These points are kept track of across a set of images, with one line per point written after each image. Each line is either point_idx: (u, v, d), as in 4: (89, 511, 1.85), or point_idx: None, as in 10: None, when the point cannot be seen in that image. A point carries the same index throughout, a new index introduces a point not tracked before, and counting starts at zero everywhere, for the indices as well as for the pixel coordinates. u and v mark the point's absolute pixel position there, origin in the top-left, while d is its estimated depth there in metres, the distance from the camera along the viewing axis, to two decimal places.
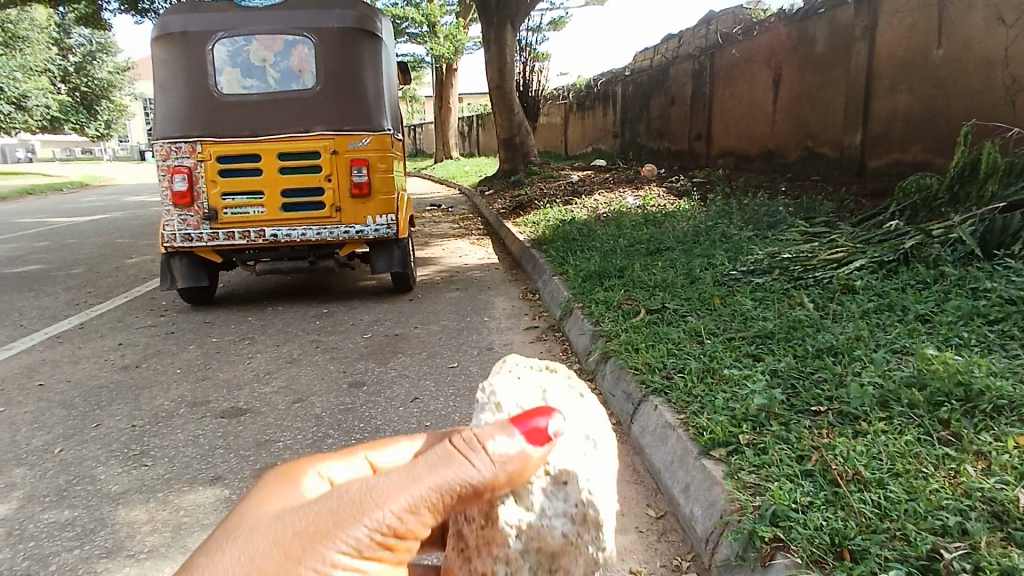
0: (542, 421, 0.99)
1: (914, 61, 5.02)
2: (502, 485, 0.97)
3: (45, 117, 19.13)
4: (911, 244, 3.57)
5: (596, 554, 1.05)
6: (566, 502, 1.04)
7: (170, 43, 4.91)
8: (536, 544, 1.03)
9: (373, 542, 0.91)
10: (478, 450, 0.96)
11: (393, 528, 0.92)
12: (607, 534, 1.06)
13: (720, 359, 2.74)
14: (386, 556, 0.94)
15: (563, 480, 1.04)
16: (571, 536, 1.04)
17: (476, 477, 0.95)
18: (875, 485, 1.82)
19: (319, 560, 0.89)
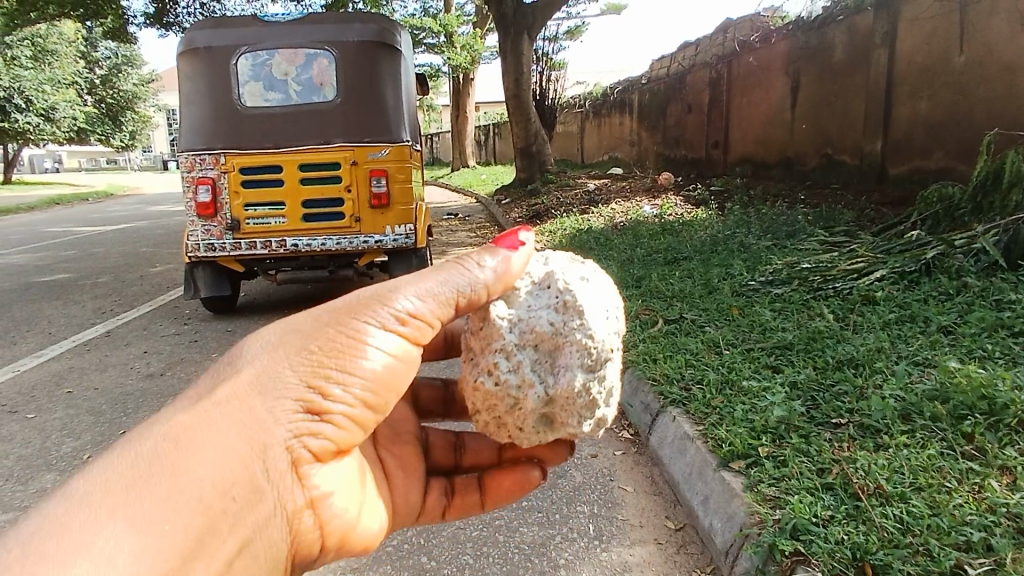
0: (518, 234, 1.27)
1: (935, 68, 4.98)
2: (494, 283, 1.21)
3: (72, 129, 19.54)
4: (933, 254, 3.54)
5: (585, 341, 1.24)
6: (550, 300, 1.27)
7: (195, 58, 5.03)
8: (531, 338, 1.25)
9: (392, 315, 1.13)
10: (471, 254, 1.22)
11: (406, 309, 1.14)
12: (595, 325, 1.25)
13: (739, 370, 2.73)
14: (404, 333, 1.13)
15: (547, 286, 1.29)
16: (558, 326, 1.24)
17: (473, 275, 1.19)
18: (897, 499, 1.80)
19: (347, 325, 1.11)
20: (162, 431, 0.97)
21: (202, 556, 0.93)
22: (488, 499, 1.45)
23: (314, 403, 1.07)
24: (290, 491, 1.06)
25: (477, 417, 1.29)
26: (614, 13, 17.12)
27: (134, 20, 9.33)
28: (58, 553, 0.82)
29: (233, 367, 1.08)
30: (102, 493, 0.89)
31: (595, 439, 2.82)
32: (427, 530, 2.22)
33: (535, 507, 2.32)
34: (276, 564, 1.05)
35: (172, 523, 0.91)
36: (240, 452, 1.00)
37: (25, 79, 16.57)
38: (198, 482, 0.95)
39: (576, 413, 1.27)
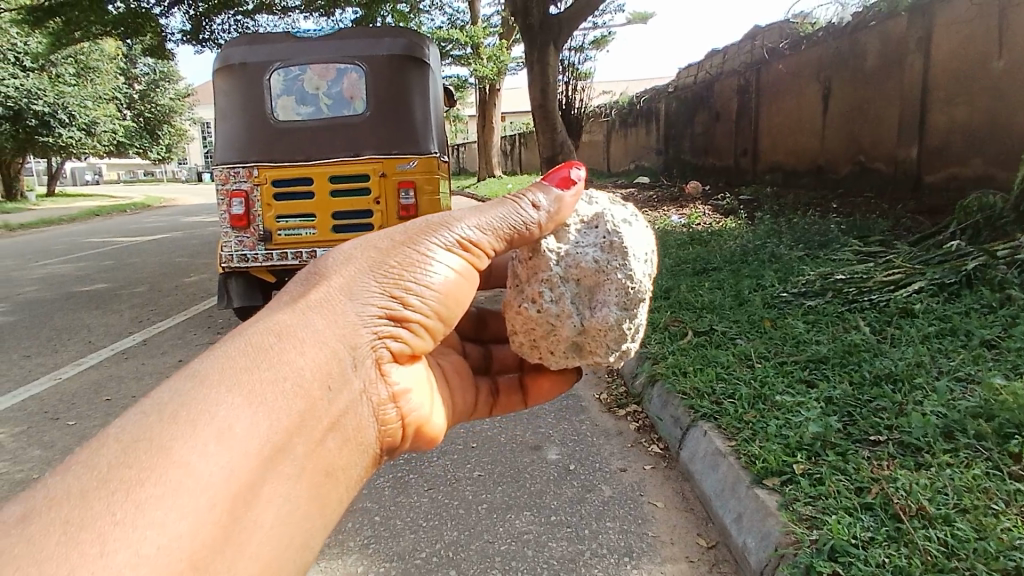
0: (569, 170, 1.35)
1: (972, 72, 4.85)
2: (546, 222, 1.29)
3: (112, 142, 20.12)
4: (974, 266, 3.44)
5: (624, 281, 1.39)
6: (597, 239, 1.42)
7: (230, 75, 5.17)
8: (575, 272, 1.39)
9: (457, 239, 1.18)
10: (526, 192, 1.29)
11: (470, 235, 1.20)
12: (634, 268, 1.40)
13: (772, 385, 2.67)
14: (465, 256, 1.19)
15: (595, 226, 1.44)
16: (603, 264, 1.39)
17: (529, 212, 1.27)
18: (941, 521, 1.74)
19: (417, 244, 1.15)
20: (262, 325, 1.00)
21: (306, 434, 0.94)
22: (530, 396, 1.56)
23: (394, 310, 1.09)
24: (378, 385, 1.07)
25: (514, 338, 1.42)
26: (641, 22, 17.03)
27: (171, 37, 9.57)
28: (185, 421, 0.86)
29: (319, 274, 1.10)
30: (217, 374, 0.92)
31: (625, 453, 2.79)
32: (456, 543, 2.22)
33: (564, 522, 2.30)
34: (369, 452, 1.06)
35: (280, 401, 0.93)
36: (334, 344, 1.02)
37: (68, 96, 17.12)
38: (299, 366, 0.97)
39: (605, 345, 1.41)
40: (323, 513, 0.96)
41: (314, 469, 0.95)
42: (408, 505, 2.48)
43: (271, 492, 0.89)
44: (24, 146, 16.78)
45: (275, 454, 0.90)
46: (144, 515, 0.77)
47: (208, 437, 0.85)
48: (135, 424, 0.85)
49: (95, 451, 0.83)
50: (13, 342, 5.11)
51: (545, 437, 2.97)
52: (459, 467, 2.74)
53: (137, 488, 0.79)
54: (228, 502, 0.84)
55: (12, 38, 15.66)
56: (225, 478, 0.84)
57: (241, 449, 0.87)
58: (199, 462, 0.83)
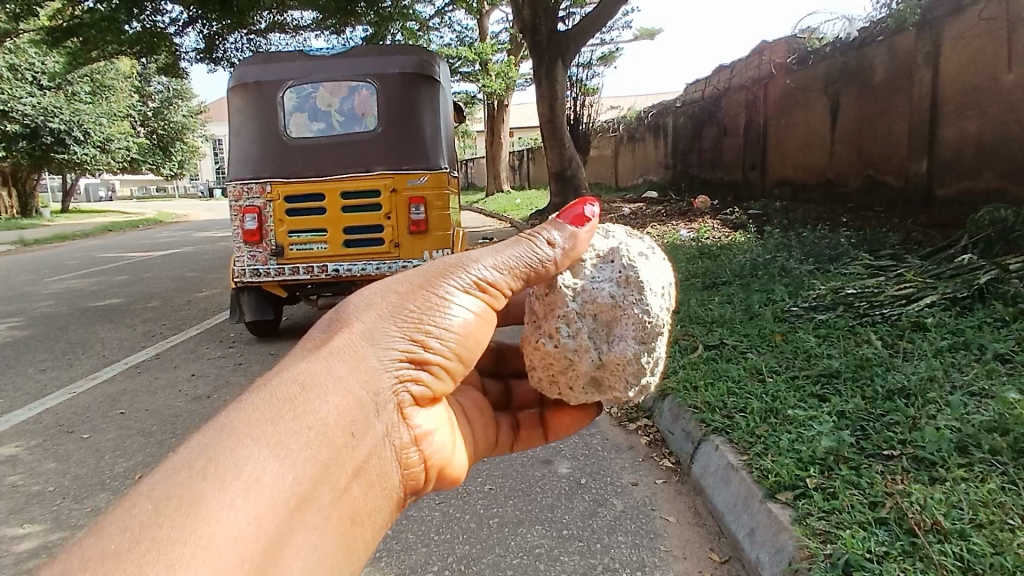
0: (583, 207, 1.36)
1: (982, 86, 4.85)
2: (563, 259, 1.31)
3: (126, 159, 20.42)
4: (987, 279, 3.43)
5: (641, 315, 1.40)
6: (613, 274, 1.43)
7: (244, 92, 5.26)
8: (592, 307, 1.41)
9: (474, 280, 1.20)
10: (541, 229, 1.31)
11: (488, 276, 1.21)
12: (651, 302, 1.41)
13: (783, 399, 2.67)
14: (484, 297, 1.21)
15: (610, 261, 1.45)
16: (619, 299, 1.41)
17: (546, 250, 1.29)
18: (957, 536, 1.73)
19: (436, 287, 1.17)
20: (286, 372, 1.02)
21: (330, 483, 0.97)
22: (550, 431, 1.58)
23: (415, 354, 1.12)
24: (400, 429, 1.10)
25: (533, 373, 1.46)
26: (648, 37, 17.19)
27: (185, 55, 9.75)
28: (214, 476, 0.87)
29: (340, 317, 1.12)
30: (243, 425, 0.94)
31: (635, 467, 2.79)
32: (468, 557, 2.22)
33: (575, 536, 2.30)
34: (392, 495, 1.09)
35: (306, 451, 0.95)
36: (356, 391, 1.04)
37: (83, 113, 17.43)
38: (322, 415, 0.99)
39: (624, 380, 1.42)
40: (349, 556, 0.99)
41: (339, 516, 0.98)
42: (420, 518, 2.49)
43: (300, 541, 0.92)
44: (41, 163, 17.09)
45: (302, 504, 0.93)
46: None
47: (236, 492, 0.87)
48: (167, 482, 0.87)
49: (126, 507, 0.84)
50: (29, 356, 5.18)
51: (556, 451, 2.97)
52: (470, 480, 2.75)
53: (170, 546, 0.80)
54: (257, 556, 0.86)
55: (30, 58, 16.01)
56: (254, 532, 0.86)
57: (268, 502, 0.89)
58: (229, 519, 0.85)
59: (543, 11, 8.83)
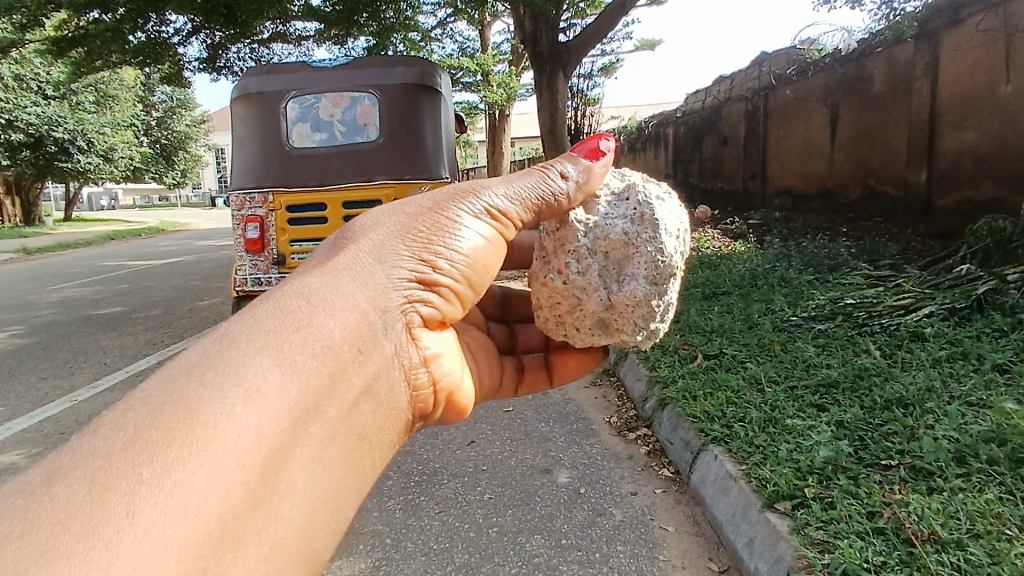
0: (598, 142, 1.45)
1: (981, 97, 4.88)
2: (575, 192, 1.40)
3: (130, 168, 20.53)
4: (984, 290, 3.44)
5: (654, 254, 1.49)
6: (626, 212, 1.54)
7: (247, 102, 5.32)
8: (603, 244, 1.51)
9: (486, 206, 1.28)
10: (554, 164, 1.40)
11: (499, 204, 1.30)
12: (664, 242, 1.51)
13: (782, 409, 2.67)
14: (494, 224, 1.29)
15: (625, 199, 1.57)
16: (632, 235, 1.50)
17: (559, 183, 1.38)
18: (954, 546, 1.74)
19: (447, 211, 1.24)
20: (290, 288, 1.07)
21: (338, 397, 1.01)
22: (555, 376, 1.72)
23: (424, 274, 1.18)
24: (410, 348, 1.16)
25: (540, 313, 1.57)
26: (648, 48, 17.28)
27: (189, 65, 9.77)
28: (211, 383, 0.92)
29: (347, 240, 1.19)
30: (244, 336, 0.99)
31: (634, 476, 2.79)
32: (466, 566, 2.23)
33: (574, 545, 2.30)
34: (400, 417, 1.14)
35: (309, 364, 0.99)
36: (363, 308, 1.09)
37: (87, 122, 17.63)
38: (328, 329, 1.04)
39: (633, 322, 1.52)
40: (357, 477, 1.04)
41: (346, 432, 1.02)
42: (419, 527, 2.49)
43: (303, 453, 0.96)
44: (44, 172, 17.18)
45: (307, 414, 0.97)
46: (172, 474, 0.83)
47: (237, 399, 0.91)
48: (161, 391, 0.92)
49: (123, 413, 0.90)
50: (31, 364, 5.19)
51: (556, 461, 2.97)
52: (470, 489, 2.75)
53: (163, 445, 0.85)
54: (259, 462, 0.90)
55: (35, 68, 16.13)
56: (257, 440, 0.90)
57: (270, 412, 0.93)
58: (227, 424, 0.89)
59: (544, 23, 8.87)
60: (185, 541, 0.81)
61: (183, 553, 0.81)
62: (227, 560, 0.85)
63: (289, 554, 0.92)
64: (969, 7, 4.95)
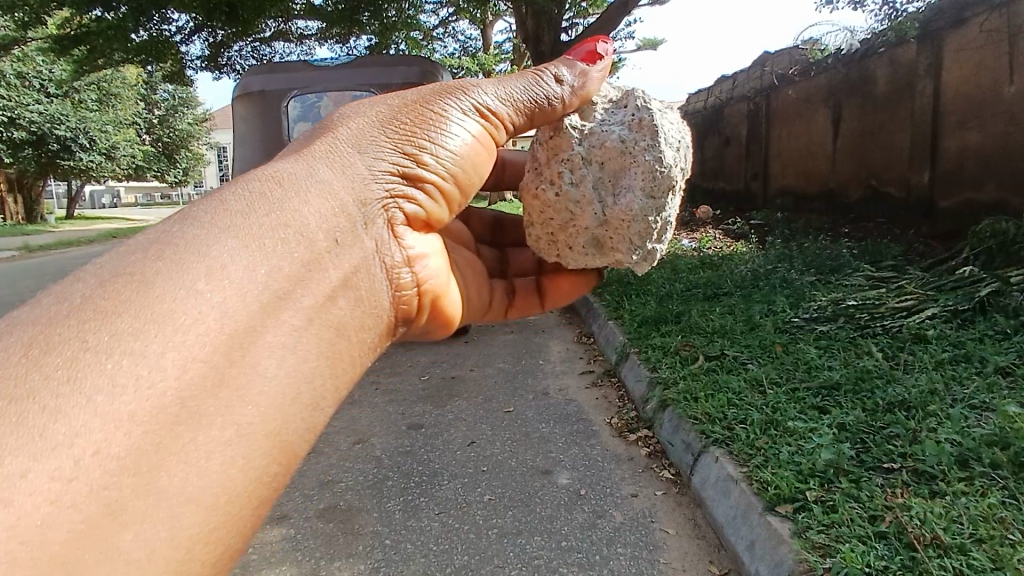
0: (595, 47, 1.61)
1: (984, 99, 4.85)
2: (569, 97, 1.57)
3: (131, 167, 20.46)
4: (987, 292, 3.44)
5: (651, 163, 1.65)
6: (624, 118, 1.72)
7: (249, 101, 5.37)
8: (598, 154, 1.68)
9: (473, 106, 1.44)
10: (550, 68, 1.56)
11: (488, 105, 1.46)
12: (663, 152, 1.66)
13: (783, 411, 2.66)
14: (481, 124, 1.45)
15: (622, 106, 1.75)
16: (628, 143, 1.67)
17: (553, 87, 1.54)
18: (957, 550, 1.73)
19: (435, 108, 1.40)
20: (274, 172, 1.24)
21: (311, 286, 1.14)
22: (546, 300, 1.83)
23: (409, 167, 1.33)
24: (392, 243, 1.30)
25: (533, 230, 1.75)
26: (650, 47, 17.17)
27: (191, 63, 9.74)
28: (171, 258, 1.04)
29: (334, 132, 1.35)
30: (208, 217, 1.13)
31: (635, 478, 2.78)
32: (466, 568, 2.22)
33: (575, 547, 2.29)
34: (383, 316, 1.28)
35: (281, 250, 1.13)
36: (342, 199, 1.24)
37: (90, 120, 17.66)
38: (303, 215, 1.18)
39: (628, 241, 1.69)
40: (336, 368, 1.15)
41: (321, 323, 1.14)
42: (418, 528, 2.48)
43: (270, 338, 1.07)
44: (46, 169, 17.25)
45: (278, 299, 1.09)
46: (122, 344, 0.93)
47: (199, 276, 1.03)
48: (111, 265, 1.05)
49: (72, 288, 1.03)
50: None
51: (556, 461, 2.97)
52: (470, 491, 2.74)
53: (111, 315, 0.95)
54: (224, 340, 1.01)
55: (37, 66, 16.06)
56: (220, 318, 1.01)
57: (236, 293, 1.05)
58: (187, 300, 1.00)
59: (545, 22, 8.82)
60: (135, 412, 0.90)
61: (133, 425, 0.89)
62: (188, 438, 0.94)
63: (258, 441, 1.01)
64: (972, 8, 4.93)
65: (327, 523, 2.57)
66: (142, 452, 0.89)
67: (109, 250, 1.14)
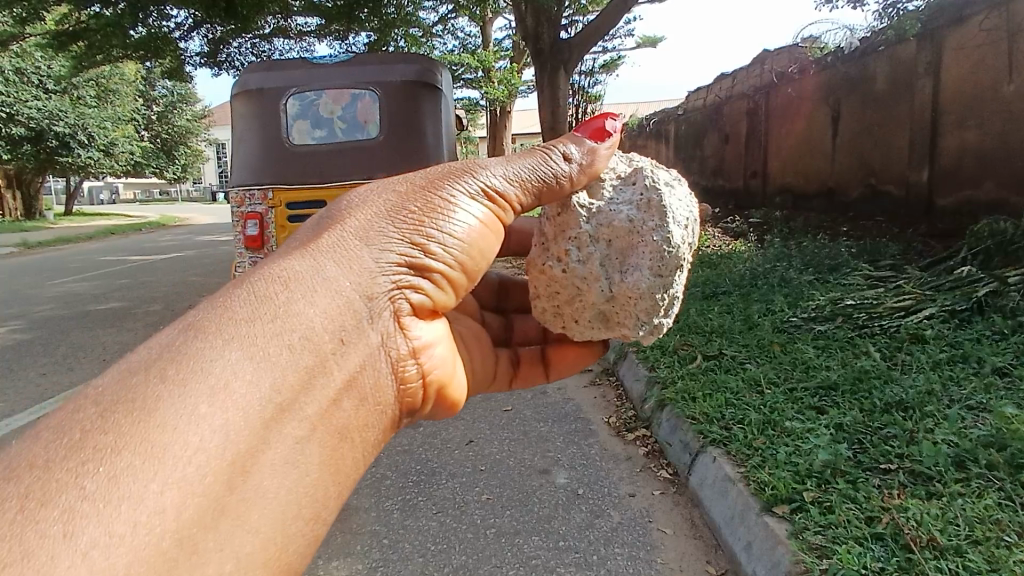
0: (604, 122, 1.46)
1: (983, 97, 4.85)
2: (579, 175, 1.41)
3: (130, 163, 20.46)
4: (985, 293, 3.44)
5: (660, 244, 1.52)
6: (632, 197, 1.58)
7: (247, 98, 5.33)
8: (606, 232, 1.56)
9: (483, 187, 1.28)
10: (558, 143, 1.40)
11: (497, 186, 1.30)
12: (672, 232, 1.53)
13: (781, 411, 2.66)
14: (491, 205, 1.29)
15: (631, 183, 1.60)
16: (637, 223, 1.54)
17: (563, 164, 1.38)
18: (952, 552, 1.74)
19: (442, 190, 1.24)
20: (272, 272, 1.07)
21: (318, 393, 1.01)
22: (551, 370, 1.77)
23: (414, 258, 1.17)
24: (398, 337, 1.14)
25: (538, 303, 1.64)
26: (649, 45, 17.15)
27: (190, 60, 9.67)
28: (173, 381, 0.90)
29: (334, 219, 1.18)
30: (214, 323, 0.98)
31: (633, 477, 2.79)
32: (464, 568, 2.23)
33: (572, 547, 2.30)
34: (386, 412, 1.13)
35: (286, 358, 0.99)
36: (346, 294, 1.08)
37: (88, 117, 17.54)
38: (308, 317, 1.03)
39: (634, 317, 1.58)
40: (335, 481, 1.02)
41: (327, 429, 1.01)
42: (417, 528, 2.49)
43: (276, 456, 0.94)
44: (45, 165, 17.09)
45: (281, 411, 0.96)
46: (119, 486, 0.81)
47: (201, 400, 0.89)
48: (112, 386, 0.91)
49: (73, 413, 0.88)
50: (29, 359, 5.18)
51: (554, 461, 2.97)
52: (468, 490, 2.74)
53: (112, 454, 0.83)
54: (224, 467, 0.88)
55: (36, 62, 16.07)
56: (222, 444, 0.89)
57: (239, 411, 0.92)
58: (189, 428, 0.87)
59: (545, 20, 8.80)
60: (130, 565, 0.78)
61: None
62: None
63: (254, 570, 0.90)
64: (971, 6, 4.93)
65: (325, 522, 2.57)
66: None
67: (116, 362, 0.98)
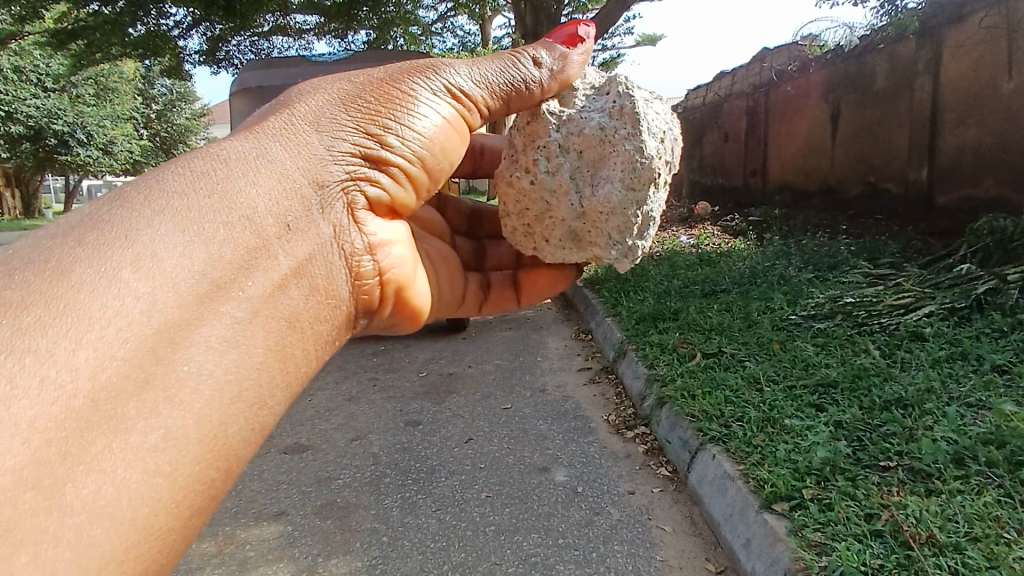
0: (576, 30, 1.65)
1: (983, 94, 4.84)
2: (549, 82, 1.61)
3: (129, 162, 20.40)
4: (984, 289, 3.45)
5: (632, 153, 1.70)
6: (605, 105, 1.78)
7: (247, 96, 5.37)
8: (577, 142, 1.75)
9: (446, 86, 1.46)
10: (528, 50, 1.59)
11: (461, 87, 1.48)
12: (644, 141, 1.71)
13: (780, 408, 2.66)
14: (453, 106, 1.47)
15: (604, 93, 1.81)
16: (608, 132, 1.73)
17: (532, 69, 1.57)
18: (952, 549, 1.74)
19: (403, 88, 1.41)
20: (220, 149, 1.23)
21: (262, 269, 1.15)
22: (521, 296, 1.93)
23: (371, 148, 1.35)
24: (353, 230, 1.31)
25: (508, 221, 1.82)
26: (649, 43, 17.17)
27: (189, 58, 9.69)
28: (94, 246, 1.02)
29: (290, 107, 1.35)
30: (143, 198, 1.11)
31: (633, 475, 2.78)
32: (462, 565, 2.23)
33: (571, 545, 2.30)
34: (341, 310, 1.30)
35: (223, 235, 1.12)
36: (296, 180, 1.24)
37: (86, 115, 17.47)
38: (252, 199, 1.17)
39: (605, 238, 1.76)
40: (284, 371, 1.15)
41: (269, 314, 1.14)
42: (416, 525, 2.48)
43: (203, 332, 1.05)
44: (44, 163, 17.13)
45: (217, 289, 1.08)
46: (30, 337, 0.91)
47: (123, 265, 1.01)
48: (30, 251, 1.02)
49: None
50: None
51: (553, 459, 2.97)
52: (466, 487, 2.74)
53: (18, 309, 0.93)
54: (152, 336, 0.99)
55: (35, 60, 16.00)
56: (147, 311, 1.00)
57: (169, 283, 1.03)
58: (107, 291, 0.98)
59: (544, 18, 8.76)
60: (36, 420, 0.87)
61: (34, 435, 0.86)
62: (100, 444, 0.91)
63: (191, 446, 0.99)
64: (971, 4, 4.91)
65: (325, 520, 2.57)
66: (46, 463, 0.86)
67: (33, 231, 1.13)
